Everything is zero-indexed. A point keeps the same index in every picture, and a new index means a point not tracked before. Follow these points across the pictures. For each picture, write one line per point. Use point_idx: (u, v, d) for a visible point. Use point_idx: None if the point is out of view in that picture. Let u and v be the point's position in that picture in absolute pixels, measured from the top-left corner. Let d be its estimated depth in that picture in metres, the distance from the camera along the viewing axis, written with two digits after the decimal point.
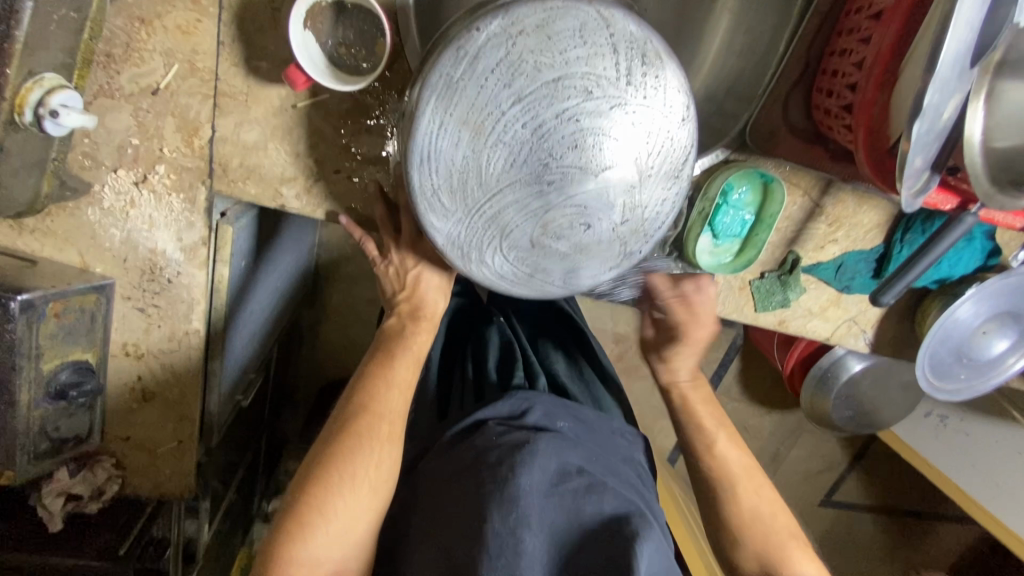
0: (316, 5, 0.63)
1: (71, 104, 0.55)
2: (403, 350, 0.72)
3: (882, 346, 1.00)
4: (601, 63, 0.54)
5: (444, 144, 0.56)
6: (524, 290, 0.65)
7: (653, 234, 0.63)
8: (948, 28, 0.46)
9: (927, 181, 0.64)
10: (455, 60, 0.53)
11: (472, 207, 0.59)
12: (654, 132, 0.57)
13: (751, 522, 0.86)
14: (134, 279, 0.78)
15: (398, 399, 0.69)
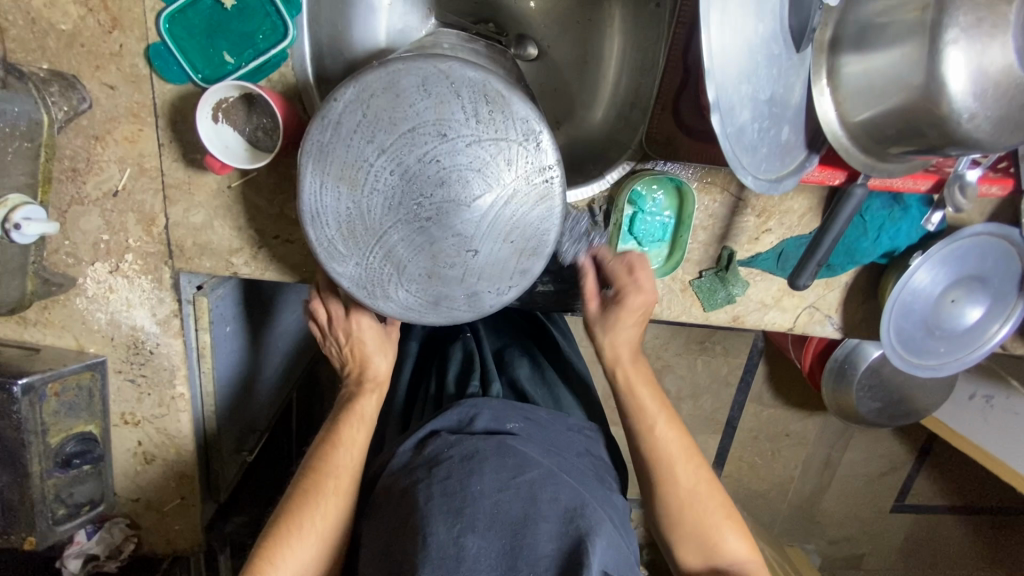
0: (225, 100, 0.73)
1: (34, 217, 0.67)
2: (354, 414, 0.82)
3: (855, 329, 0.97)
4: (448, 108, 0.60)
5: (329, 198, 0.63)
6: (433, 318, 0.70)
7: (540, 250, 0.68)
8: (712, 26, 0.48)
9: (804, 162, 0.65)
10: (322, 127, 0.61)
11: (365, 249, 0.66)
12: (512, 159, 0.63)
13: (686, 504, 0.80)
14: (122, 354, 0.89)
15: (354, 456, 0.79)
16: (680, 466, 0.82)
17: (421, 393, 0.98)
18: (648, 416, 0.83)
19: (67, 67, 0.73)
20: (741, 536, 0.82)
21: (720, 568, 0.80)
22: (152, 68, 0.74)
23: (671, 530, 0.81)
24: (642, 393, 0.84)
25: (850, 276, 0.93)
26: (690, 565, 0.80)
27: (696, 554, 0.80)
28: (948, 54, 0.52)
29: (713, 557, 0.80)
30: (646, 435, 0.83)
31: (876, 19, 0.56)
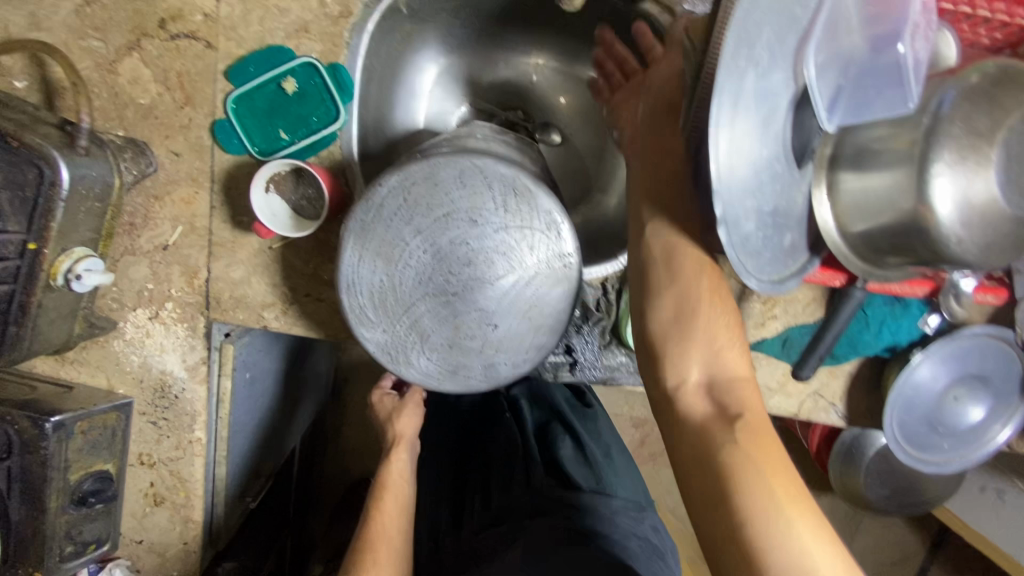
0: (278, 173, 0.81)
1: (95, 268, 0.74)
2: (386, 487, 0.91)
3: (860, 418, 0.98)
4: (480, 199, 0.66)
5: (366, 271, 0.69)
6: (450, 386, 0.74)
7: (556, 328, 0.72)
8: (724, 149, 0.53)
9: (806, 263, 0.69)
10: (366, 208, 0.67)
11: (394, 318, 0.70)
12: (535, 245, 0.68)
13: (695, 301, 0.66)
14: (148, 396, 0.94)
15: (389, 526, 0.87)
16: (702, 292, 0.66)
17: (473, 476, 1.08)
18: (686, 276, 0.66)
19: (139, 135, 0.81)
20: (745, 355, 0.66)
21: (717, 381, 0.64)
22: (215, 140, 0.82)
23: (677, 320, 0.65)
24: (686, 250, 0.67)
25: (854, 365, 0.96)
26: (682, 373, 0.64)
27: (693, 357, 0.65)
28: (934, 182, 0.57)
29: (716, 370, 0.64)
30: (666, 271, 0.66)
31: (871, 145, 0.62)
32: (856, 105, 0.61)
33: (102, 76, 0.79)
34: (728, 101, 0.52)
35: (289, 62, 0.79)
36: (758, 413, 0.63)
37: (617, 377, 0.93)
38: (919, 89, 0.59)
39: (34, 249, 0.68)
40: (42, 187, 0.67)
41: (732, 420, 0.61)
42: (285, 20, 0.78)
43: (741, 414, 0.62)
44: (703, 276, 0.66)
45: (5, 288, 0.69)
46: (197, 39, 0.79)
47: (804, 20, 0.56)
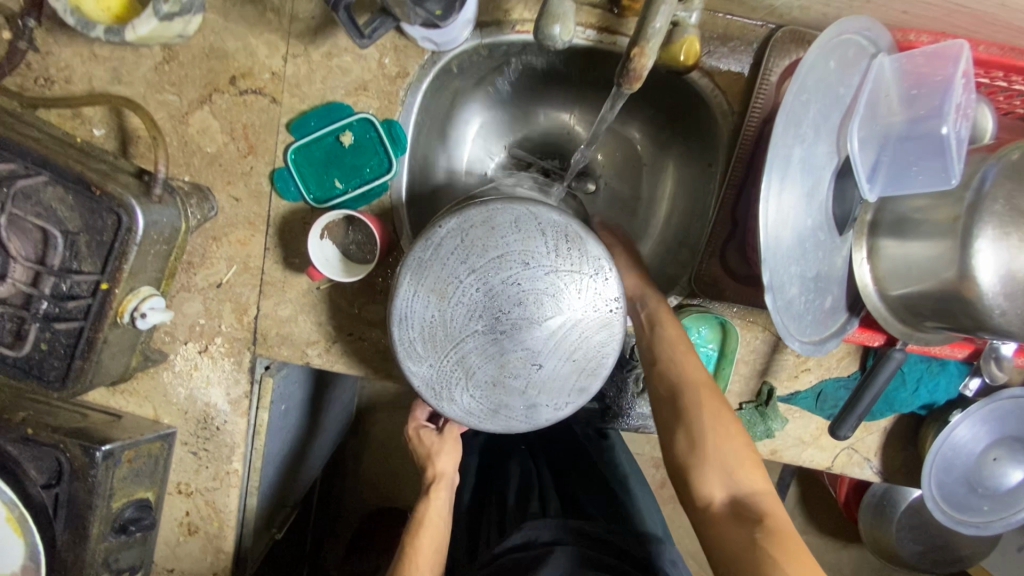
0: (331, 221, 0.85)
1: (157, 307, 0.77)
2: (420, 523, 0.90)
3: (894, 475, 0.97)
4: (534, 242, 0.69)
5: (419, 306, 0.71)
6: (491, 424, 0.75)
7: (599, 371, 0.73)
8: (770, 215, 0.56)
9: (845, 323, 0.71)
10: (424, 247, 0.70)
11: (442, 354, 0.72)
12: (583, 289, 0.71)
13: (705, 432, 0.76)
14: (191, 427, 0.96)
15: (426, 562, 0.88)
16: (710, 419, 0.76)
17: (488, 501, 1.04)
18: (692, 409, 0.77)
19: (204, 181, 0.87)
20: (757, 468, 0.75)
21: (737, 498, 0.73)
22: (274, 187, 0.87)
23: (693, 452, 0.75)
24: (691, 372, 0.79)
25: (888, 421, 0.96)
26: (708, 495, 0.74)
27: (714, 483, 0.74)
28: (978, 253, 0.58)
29: (734, 486, 0.74)
30: (677, 412, 0.78)
31: (912, 214, 0.64)
32: (897, 178, 0.64)
33: (174, 125, 0.85)
34: (774, 173, 0.55)
35: (347, 117, 0.84)
36: (782, 518, 0.71)
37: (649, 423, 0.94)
38: (961, 165, 0.59)
39: (106, 289, 0.72)
40: (118, 233, 0.71)
41: (752, 526, 0.69)
42: (345, 79, 0.84)
43: (763, 519, 0.70)
44: (703, 397, 0.77)
45: (76, 324, 0.74)
46: (263, 93, 0.84)
47: (847, 97, 0.60)
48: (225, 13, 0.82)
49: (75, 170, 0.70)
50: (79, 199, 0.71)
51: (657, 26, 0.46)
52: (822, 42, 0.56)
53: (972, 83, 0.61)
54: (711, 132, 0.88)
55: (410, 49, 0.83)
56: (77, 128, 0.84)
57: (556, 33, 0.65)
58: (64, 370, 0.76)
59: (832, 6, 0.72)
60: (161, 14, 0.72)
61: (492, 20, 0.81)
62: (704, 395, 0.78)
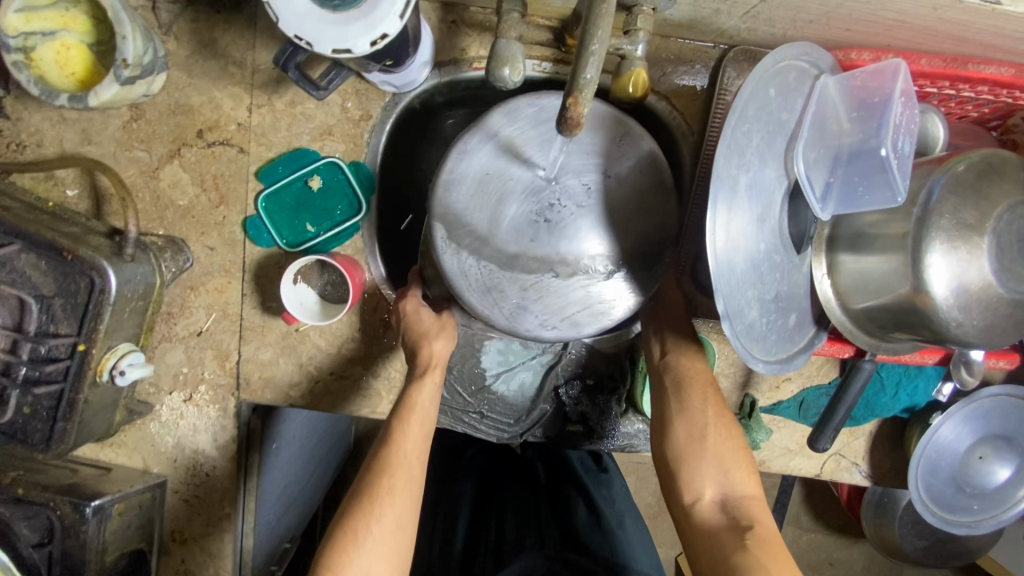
0: (305, 265, 0.86)
1: (136, 362, 0.79)
2: (409, 407, 0.78)
3: (883, 477, 0.97)
4: (623, 161, 0.73)
5: (491, 146, 0.73)
6: (474, 298, 0.73)
7: (605, 314, 0.73)
8: (717, 236, 0.56)
9: (813, 337, 0.72)
10: (527, 109, 0.74)
11: (480, 205, 0.72)
12: (646, 226, 0.73)
13: (707, 431, 0.77)
14: (181, 475, 0.97)
15: (414, 448, 0.76)
16: (713, 419, 0.78)
17: (482, 535, 0.95)
18: (695, 412, 0.79)
19: (178, 233, 0.88)
20: (752, 475, 0.76)
21: (728, 499, 0.74)
22: (247, 235, 0.88)
23: (689, 446, 0.77)
24: (693, 373, 0.81)
25: (873, 425, 0.96)
26: (696, 490, 0.74)
27: (706, 479, 0.75)
28: (929, 266, 0.59)
29: (726, 487, 0.74)
30: (681, 400, 0.80)
31: (867, 229, 0.64)
32: (847, 197, 0.64)
33: (146, 181, 0.86)
34: (720, 206, 0.56)
35: (313, 162, 0.85)
36: (768, 526, 0.71)
37: (635, 442, 0.95)
38: (906, 182, 0.61)
39: (83, 350, 0.74)
40: (91, 294, 0.72)
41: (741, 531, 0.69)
42: (310, 125, 0.85)
43: (753, 525, 0.70)
44: (708, 396, 0.79)
45: (56, 385, 0.75)
46: (231, 144, 0.86)
47: (790, 122, 0.61)
48: (188, 69, 0.83)
49: (47, 236, 0.71)
50: (52, 264, 0.72)
51: (589, 75, 0.47)
52: (760, 71, 0.57)
53: (911, 99, 0.63)
54: (673, 152, 0.88)
55: (371, 92, 0.85)
56: (51, 190, 0.85)
57: (506, 75, 0.67)
58: (47, 432, 0.76)
59: (777, 27, 0.73)
60: (122, 79, 0.73)
61: (450, 59, 0.83)
62: (709, 396, 0.80)
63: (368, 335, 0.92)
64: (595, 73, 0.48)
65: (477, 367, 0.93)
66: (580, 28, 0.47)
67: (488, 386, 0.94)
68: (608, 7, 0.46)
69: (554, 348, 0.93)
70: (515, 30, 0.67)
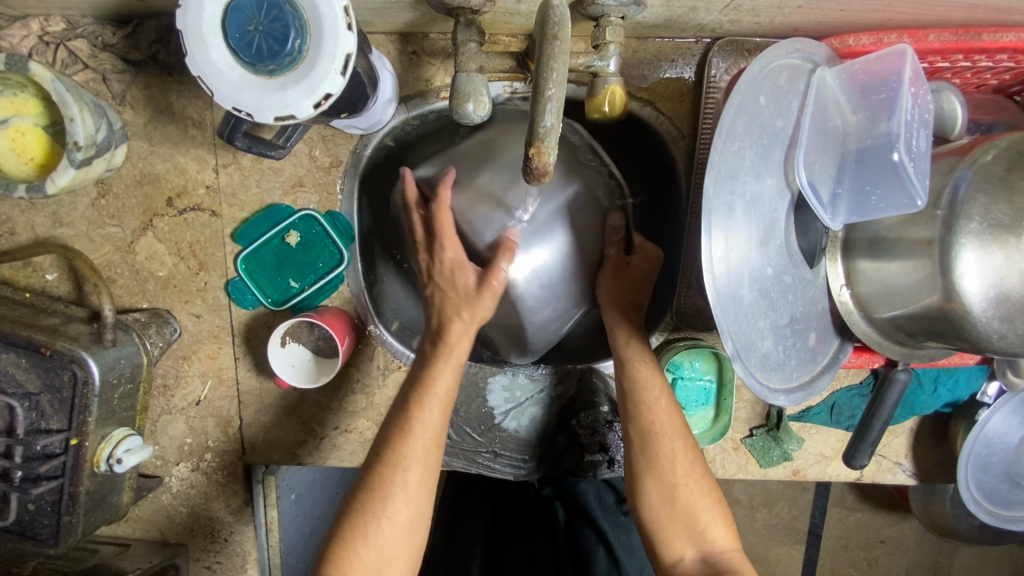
0: (293, 325, 0.83)
1: (133, 447, 0.76)
2: (422, 392, 0.70)
3: (929, 474, 0.90)
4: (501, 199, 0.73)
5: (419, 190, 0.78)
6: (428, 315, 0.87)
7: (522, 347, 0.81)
8: (709, 269, 0.50)
9: (837, 352, 0.67)
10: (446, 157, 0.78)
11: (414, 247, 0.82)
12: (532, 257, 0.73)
13: (679, 482, 0.72)
14: (200, 543, 0.95)
15: (430, 444, 0.69)
16: (681, 474, 0.72)
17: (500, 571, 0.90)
18: (665, 465, 0.72)
19: (163, 304, 0.85)
20: (726, 524, 0.72)
21: (709, 557, 0.70)
22: (231, 298, 0.85)
23: (664, 506, 0.72)
24: (661, 437, 0.73)
25: (914, 421, 0.88)
26: (677, 553, 0.71)
27: (684, 538, 0.71)
28: (961, 275, 0.52)
29: (705, 547, 0.70)
30: (647, 461, 0.73)
31: (886, 234, 0.58)
32: (859, 203, 0.58)
33: (123, 256, 0.84)
34: (718, 238, 0.50)
35: (289, 217, 0.81)
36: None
37: None
38: (925, 184, 0.54)
39: (76, 444, 0.71)
40: (76, 388, 0.70)
41: None
42: (280, 179, 0.81)
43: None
44: (680, 444, 0.73)
45: (54, 482, 0.72)
46: (203, 209, 0.82)
47: (787, 129, 0.55)
48: (149, 137, 0.80)
49: (24, 334, 0.70)
50: (32, 361, 0.70)
51: (549, 123, 0.43)
52: (745, 81, 0.51)
53: (924, 81, 0.55)
54: (665, 158, 0.82)
55: (338, 136, 0.81)
56: (31, 276, 0.83)
57: (471, 111, 0.61)
58: (54, 528, 0.75)
59: (762, 15, 0.66)
60: (77, 162, 0.70)
61: (415, 92, 0.79)
62: (681, 442, 0.73)
63: (367, 385, 0.89)
64: (556, 118, 0.43)
65: (484, 407, 0.89)
66: (533, 69, 0.43)
67: (498, 424, 0.90)
68: (562, 47, 0.42)
69: (564, 376, 0.91)
70: (475, 61, 0.62)
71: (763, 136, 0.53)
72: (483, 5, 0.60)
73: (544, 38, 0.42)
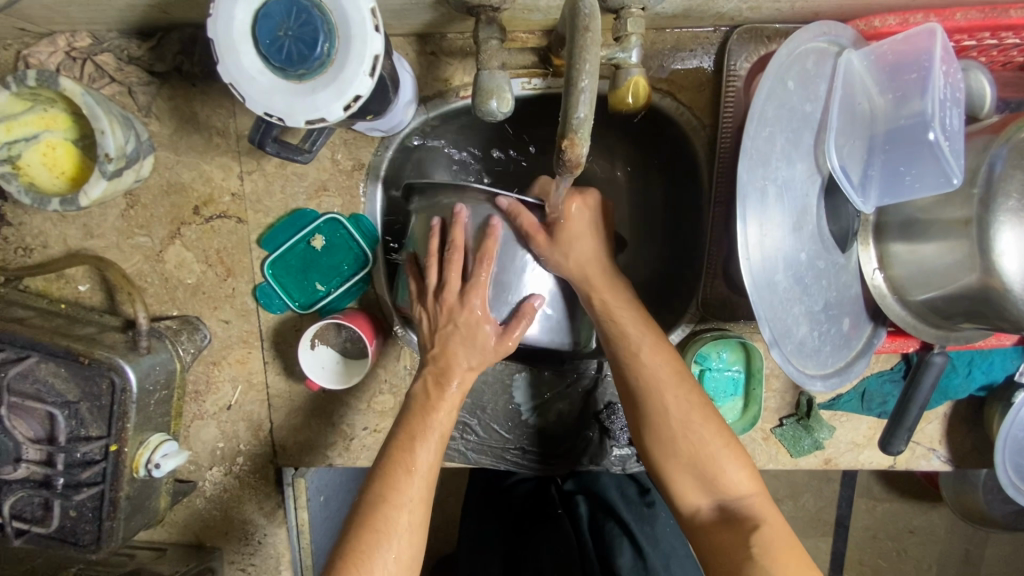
0: (321, 327, 0.83)
1: (170, 451, 0.78)
2: (421, 431, 0.71)
3: (965, 460, 0.88)
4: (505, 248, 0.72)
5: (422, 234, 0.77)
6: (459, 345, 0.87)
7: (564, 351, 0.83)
8: (743, 253, 0.50)
9: (871, 337, 0.66)
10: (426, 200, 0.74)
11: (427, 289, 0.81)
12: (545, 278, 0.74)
13: (677, 429, 0.70)
14: (235, 546, 0.96)
15: (429, 478, 0.70)
16: (679, 425, 0.70)
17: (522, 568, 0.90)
18: (659, 412, 0.71)
19: (192, 311, 0.87)
20: (743, 468, 0.70)
21: (726, 505, 0.69)
22: (259, 303, 0.86)
23: (668, 455, 0.71)
24: (653, 385, 0.72)
25: (947, 407, 0.87)
26: (692, 503, 0.70)
27: (698, 490, 0.70)
28: (1000, 253, 0.51)
29: (719, 493, 0.69)
30: (643, 411, 0.72)
31: (920, 215, 0.58)
32: (891, 185, 0.57)
33: (153, 265, 0.85)
34: (752, 224, 0.50)
35: (313, 221, 0.82)
36: (777, 525, 0.67)
37: None
38: (960, 163, 0.53)
39: (116, 450, 0.73)
40: (114, 395, 0.72)
41: (744, 532, 0.66)
42: (304, 183, 0.82)
43: (758, 526, 0.66)
44: (670, 386, 0.71)
45: (96, 487, 0.74)
46: (229, 216, 0.84)
47: (816, 113, 0.54)
48: (175, 147, 0.81)
49: (63, 344, 0.71)
50: (71, 370, 0.72)
51: (582, 114, 0.43)
52: (773, 68, 0.51)
53: (953, 60, 0.55)
54: (686, 149, 0.82)
55: (359, 139, 0.81)
56: (64, 288, 0.85)
57: (494, 109, 0.62)
58: (95, 533, 0.76)
59: (783, 2, 0.66)
60: (108, 174, 0.72)
61: (435, 93, 0.79)
62: (671, 384, 0.71)
63: (395, 384, 0.89)
64: (590, 110, 0.43)
65: (510, 404, 0.90)
66: (566, 62, 0.43)
67: (525, 420, 0.90)
68: (593, 38, 0.43)
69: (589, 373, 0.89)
70: (497, 58, 0.62)
71: (791, 122, 0.53)
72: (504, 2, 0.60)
73: (575, 31, 0.43)
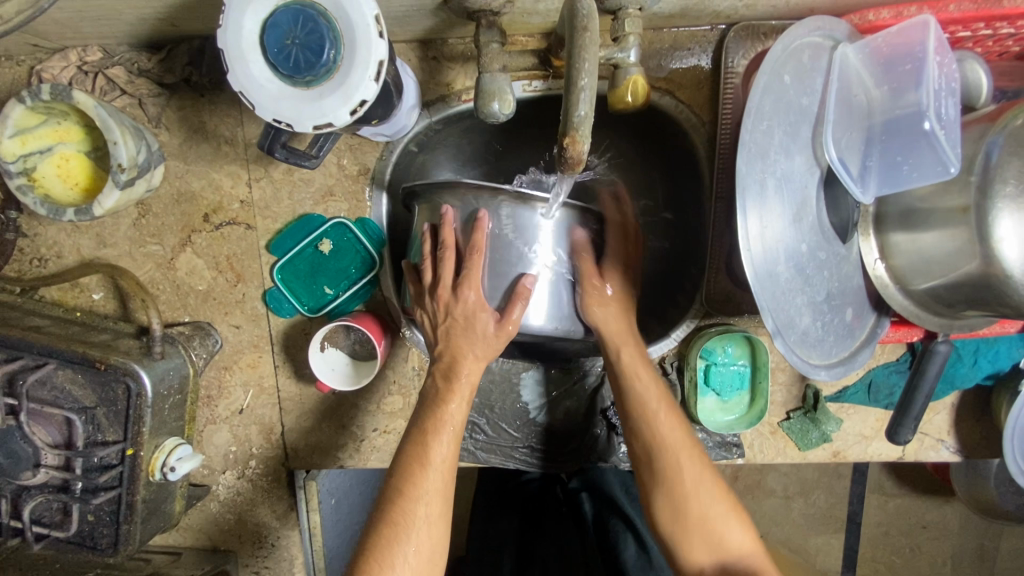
0: (330, 329, 0.85)
1: (185, 455, 0.79)
2: (436, 424, 0.72)
3: (974, 450, 0.88)
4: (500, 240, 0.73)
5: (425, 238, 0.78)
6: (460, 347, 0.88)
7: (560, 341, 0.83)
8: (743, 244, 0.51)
9: (875, 326, 0.67)
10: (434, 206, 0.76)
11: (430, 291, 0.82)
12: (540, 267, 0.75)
13: (689, 493, 0.73)
14: (248, 549, 0.97)
15: (446, 471, 0.71)
16: (691, 487, 0.73)
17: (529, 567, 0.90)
18: (672, 477, 0.74)
19: (204, 317, 0.88)
20: (746, 531, 0.73)
21: (728, 566, 0.71)
22: (269, 307, 0.87)
23: (677, 520, 0.73)
24: (665, 453, 0.74)
25: (954, 397, 0.87)
26: (697, 565, 0.72)
27: (701, 549, 0.72)
28: (1000, 239, 0.52)
29: (723, 554, 0.71)
30: (655, 473, 0.75)
31: (919, 204, 0.58)
32: (889, 175, 0.58)
33: (164, 273, 0.87)
34: (753, 218, 0.51)
35: (320, 226, 0.84)
36: None
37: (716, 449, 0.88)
38: (957, 151, 0.54)
39: (133, 453, 0.74)
40: (130, 399, 0.73)
41: None
42: (311, 189, 0.84)
43: None
44: (685, 456, 0.74)
45: (113, 490, 0.75)
46: (238, 223, 0.85)
47: (812, 107, 0.55)
48: (184, 156, 0.83)
49: (79, 350, 0.73)
50: (88, 376, 0.73)
51: (583, 112, 0.44)
52: (769, 63, 0.52)
53: (947, 50, 0.56)
54: (687, 147, 0.83)
55: (364, 144, 0.83)
56: (78, 297, 0.87)
57: (496, 110, 0.63)
58: (113, 537, 0.77)
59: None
60: (121, 183, 0.73)
61: (437, 97, 0.81)
62: (686, 454, 0.74)
63: (404, 385, 0.91)
64: (590, 107, 0.44)
65: (518, 402, 0.91)
66: (566, 61, 0.44)
67: (533, 419, 0.91)
68: (592, 37, 0.44)
69: (597, 370, 0.90)
70: (498, 61, 0.63)
71: (788, 115, 0.54)
72: (504, 6, 0.62)
73: (574, 31, 0.44)
